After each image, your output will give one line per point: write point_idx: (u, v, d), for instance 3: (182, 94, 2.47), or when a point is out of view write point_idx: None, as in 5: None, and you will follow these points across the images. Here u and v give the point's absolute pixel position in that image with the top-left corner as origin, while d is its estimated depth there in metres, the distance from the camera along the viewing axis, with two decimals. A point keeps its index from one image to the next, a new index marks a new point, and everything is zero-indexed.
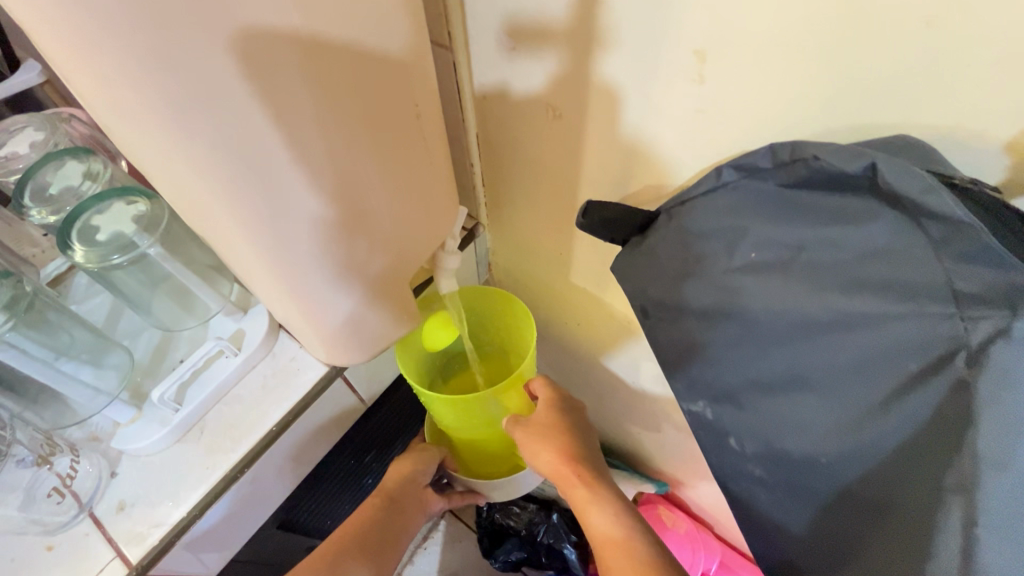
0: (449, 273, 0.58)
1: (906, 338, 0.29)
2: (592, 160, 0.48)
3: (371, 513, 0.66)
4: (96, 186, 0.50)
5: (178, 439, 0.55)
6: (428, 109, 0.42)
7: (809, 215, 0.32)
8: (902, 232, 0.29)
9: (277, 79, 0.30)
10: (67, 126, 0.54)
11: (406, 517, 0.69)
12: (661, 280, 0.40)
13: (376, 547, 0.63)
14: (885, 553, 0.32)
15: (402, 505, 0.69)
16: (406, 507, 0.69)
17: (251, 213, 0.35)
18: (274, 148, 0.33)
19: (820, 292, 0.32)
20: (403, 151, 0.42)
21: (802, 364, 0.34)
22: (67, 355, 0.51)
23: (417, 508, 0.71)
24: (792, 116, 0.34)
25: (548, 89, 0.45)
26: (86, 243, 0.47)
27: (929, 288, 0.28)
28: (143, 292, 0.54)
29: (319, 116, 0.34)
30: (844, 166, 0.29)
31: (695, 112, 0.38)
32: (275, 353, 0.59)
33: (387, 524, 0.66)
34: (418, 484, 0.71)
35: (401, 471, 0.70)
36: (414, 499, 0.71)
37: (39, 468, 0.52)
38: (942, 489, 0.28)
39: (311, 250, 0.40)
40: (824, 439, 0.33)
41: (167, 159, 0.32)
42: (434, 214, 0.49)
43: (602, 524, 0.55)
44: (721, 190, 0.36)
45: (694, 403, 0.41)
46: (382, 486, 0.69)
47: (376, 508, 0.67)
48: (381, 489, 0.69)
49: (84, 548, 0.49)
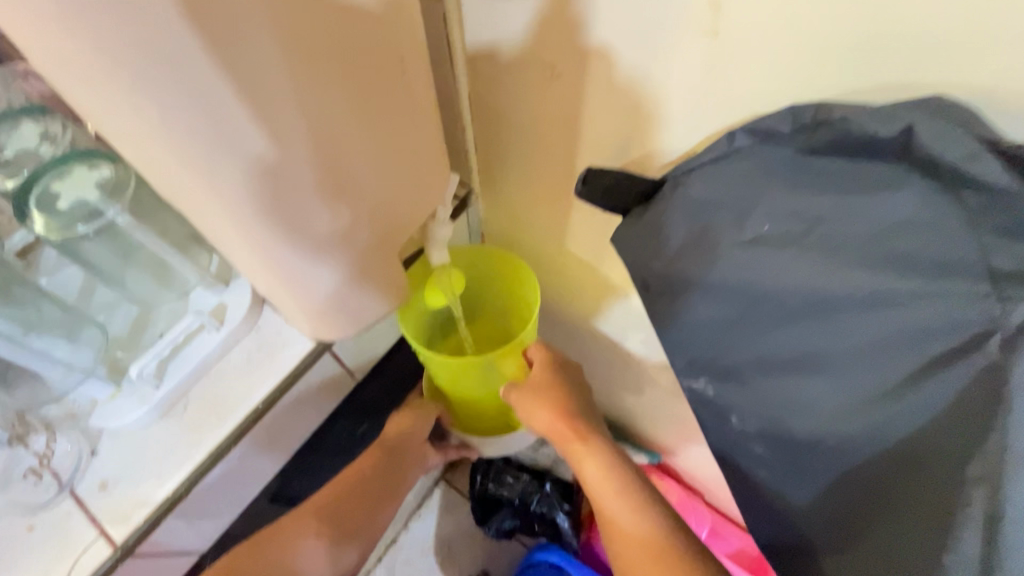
0: (440, 244, 0.55)
1: (929, 319, 0.28)
2: (591, 122, 0.45)
3: (373, 466, 0.65)
4: (53, 150, 0.47)
5: (162, 416, 0.52)
6: (414, 64, 0.39)
7: (828, 182, 0.30)
8: (932, 203, 0.27)
9: (237, 20, 0.27)
10: (22, 83, 0.48)
11: (406, 467, 0.68)
12: (664, 252, 0.38)
13: (377, 501, 0.64)
14: (887, 538, 0.31)
15: (403, 457, 0.67)
16: (406, 459, 0.68)
17: (223, 174, 0.33)
18: (240, 101, 0.30)
19: (837, 266, 0.30)
20: (392, 113, 0.39)
21: (810, 343, 0.32)
22: (38, 330, 0.49)
23: (418, 461, 0.70)
24: (810, 72, 0.31)
25: (544, 44, 0.42)
26: (46, 213, 0.45)
27: (962, 264, 0.27)
28: (114, 264, 0.52)
29: (291, 66, 0.31)
30: (877, 128, 0.27)
31: (705, 70, 0.35)
32: (259, 327, 0.57)
33: (387, 476, 0.65)
34: (417, 440, 0.69)
35: (400, 426, 0.68)
36: (415, 451, 0.69)
37: (15, 447, 0.51)
38: (963, 479, 0.27)
39: (291, 219, 0.37)
40: (830, 421, 0.32)
41: (125, 111, 0.29)
42: (423, 181, 0.46)
43: (597, 470, 0.56)
44: (729, 156, 0.33)
45: (694, 380, 0.40)
46: (382, 439, 0.67)
47: (377, 461, 0.65)
48: (381, 442, 0.67)
49: (67, 527, 0.48)
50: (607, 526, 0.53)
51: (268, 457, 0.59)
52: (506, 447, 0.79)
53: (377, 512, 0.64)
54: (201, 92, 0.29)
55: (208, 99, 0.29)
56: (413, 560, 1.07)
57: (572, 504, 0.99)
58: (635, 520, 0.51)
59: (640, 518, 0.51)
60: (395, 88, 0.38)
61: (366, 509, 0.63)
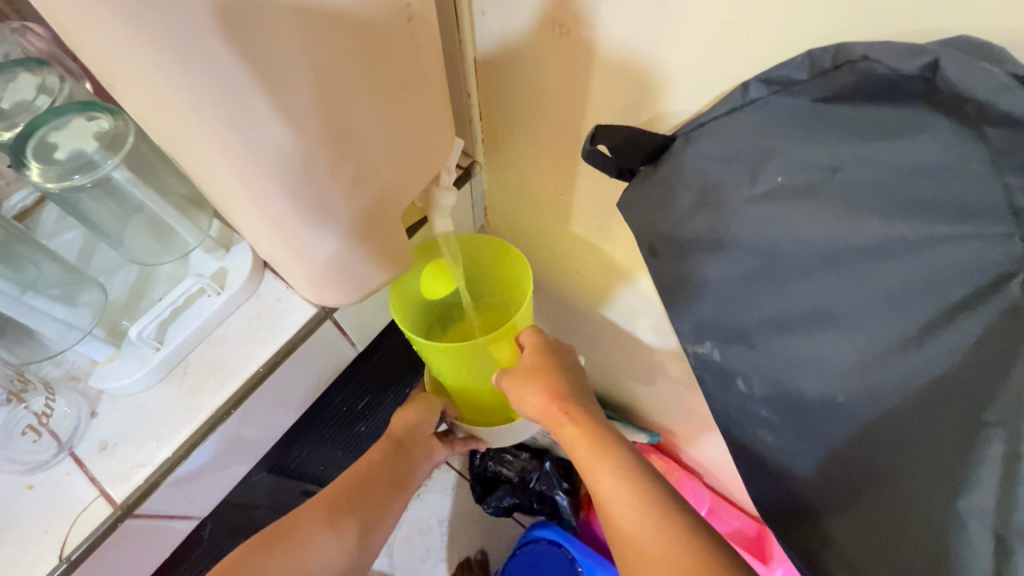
0: (444, 212, 0.54)
1: (950, 263, 0.28)
2: (600, 87, 0.43)
3: (382, 455, 0.65)
4: (52, 101, 0.46)
5: (162, 379, 0.52)
6: (422, 13, 0.37)
7: (850, 130, 0.30)
8: (957, 146, 0.26)
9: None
10: (22, 38, 0.48)
11: (415, 463, 0.68)
12: (674, 212, 0.38)
13: (387, 489, 0.63)
14: (900, 488, 0.31)
15: (410, 449, 0.68)
16: (415, 454, 0.68)
17: (222, 130, 0.32)
18: (240, 45, 0.29)
19: (854, 216, 0.30)
20: (396, 68, 0.37)
21: (824, 299, 0.32)
22: (36, 289, 0.48)
23: (426, 455, 0.70)
24: (832, 19, 0.29)
25: (552, 0, 0.40)
26: (44, 161, 0.43)
27: (987, 205, 0.26)
28: (114, 224, 0.51)
29: (293, 9, 0.29)
30: (900, 64, 0.26)
31: (718, 24, 0.33)
32: (261, 293, 0.57)
33: (398, 466, 0.65)
34: (427, 432, 0.71)
35: (406, 419, 0.70)
36: (422, 445, 0.70)
37: (14, 406, 0.50)
38: (982, 423, 0.27)
39: (293, 176, 0.36)
40: (842, 377, 0.32)
41: (123, 58, 0.28)
42: (429, 144, 0.45)
43: (592, 453, 0.53)
44: (746, 108, 0.32)
45: (701, 344, 0.40)
46: (391, 431, 0.68)
47: (386, 451, 0.66)
48: (389, 434, 0.68)
49: (66, 488, 0.48)
50: (606, 514, 0.50)
51: (270, 428, 0.59)
52: (510, 437, 0.79)
53: (387, 502, 0.62)
54: (201, 38, 0.27)
55: (207, 43, 0.28)
56: (412, 538, 1.07)
57: (571, 483, 0.99)
58: (634, 501, 0.48)
59: (643, 507, 0.47)
60: (401, 38, 0.36)
61: (378, 497, 0.61)
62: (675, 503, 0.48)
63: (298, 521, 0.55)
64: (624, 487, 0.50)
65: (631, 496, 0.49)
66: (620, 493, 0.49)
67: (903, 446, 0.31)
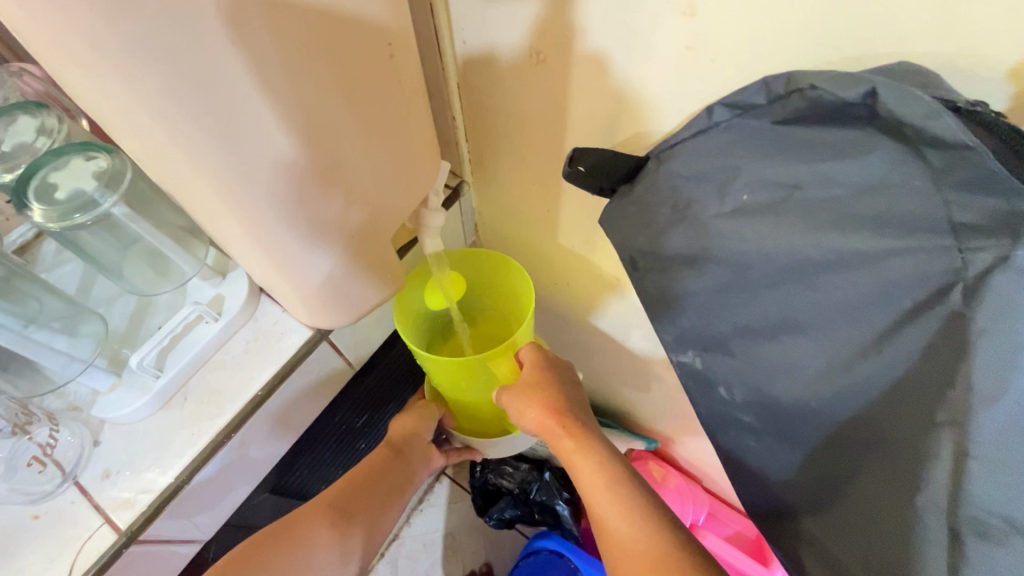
0: (433, 232, 0.56)
1: (901, 274, 0.29)
2: (579, 108, 0.45)
3: (380, 460, 0.66)
4: (51, 143, 0.48)
5: (162, 406, 0.54)
6: (402, 50, 0.40)
7: (803, 151, 0.32)
8: (900, 163, 0.29)
9: (242, 20, 0.28)
10: (18, 80, 0.50)
11: (413, 469, 0.69)
12: (650, 230, 0.39)
13: (386, 497, 0.64)
14: (871, 490, 0.33)
15: (409, 456, 0.69)
16: (413, 460, 0.69)
17: (220, 169, 0.33)
18: (234, 92, 0.31)
19: (814, 230, 0.32)
20: (379, 102, 0.40)
21: (793, 308, 0.34)
22: (38, 323, 0.49)
23: (423, 461, 0.71)
24: (784, 42, 0.31)
25: (530, 30, 0.42)
26: (45, 202, 0.45)
27: (929, 220, 0.28)
28: (113, 256, 0.52)
29: (281, 49, 0.31)
30: (843, 93, 0.28)
31: (684, 50, 0.35)
32: (257, 318, 0.58)
33: (396, 472, 0.66)
34: (424, 440, 0.72)
35: (404, 425, 0.71)
36: (422, 452, 0.71)
37: (18, 438, 0.51)
38: (935, 423, 0.29)
39: (285, 207, 0.38)
40: (812, 382, 0.34)
41: (124, 105, 0.29)
42: (416, 168, 0.47)
43: (588, 467, 0.54)
44: (712, 130, 0.35)
45: (683, 354, 0.42)
46: (388, 438, 0.70)
47: (385, 457, 0.67)
48: (387, 441, 0.69)
49: (71, 516, 0.49)
50: (599, 528, 0.51)
51: (272, 448, 0.60)
52: (508, 449, 0.79)
53: (386, 508, 0.63)
54: (198, 87, 0.29)
55: (204, 90, 0.30)
56: (416, 554, 1.08)
57: (571, 492, 1.00)
58: (626, 513, 0.49)
59: (633, 519, 0.49)
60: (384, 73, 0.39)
61: (377, 505, 0.62)
62: (664, 515, 0.49)
63: (297, 520, 0.56)
64: (616, 500, 0.51)
65: (623, 509, 0.50)
66: (613, 505, 0.51)
67: (874, 442, 0.32)
